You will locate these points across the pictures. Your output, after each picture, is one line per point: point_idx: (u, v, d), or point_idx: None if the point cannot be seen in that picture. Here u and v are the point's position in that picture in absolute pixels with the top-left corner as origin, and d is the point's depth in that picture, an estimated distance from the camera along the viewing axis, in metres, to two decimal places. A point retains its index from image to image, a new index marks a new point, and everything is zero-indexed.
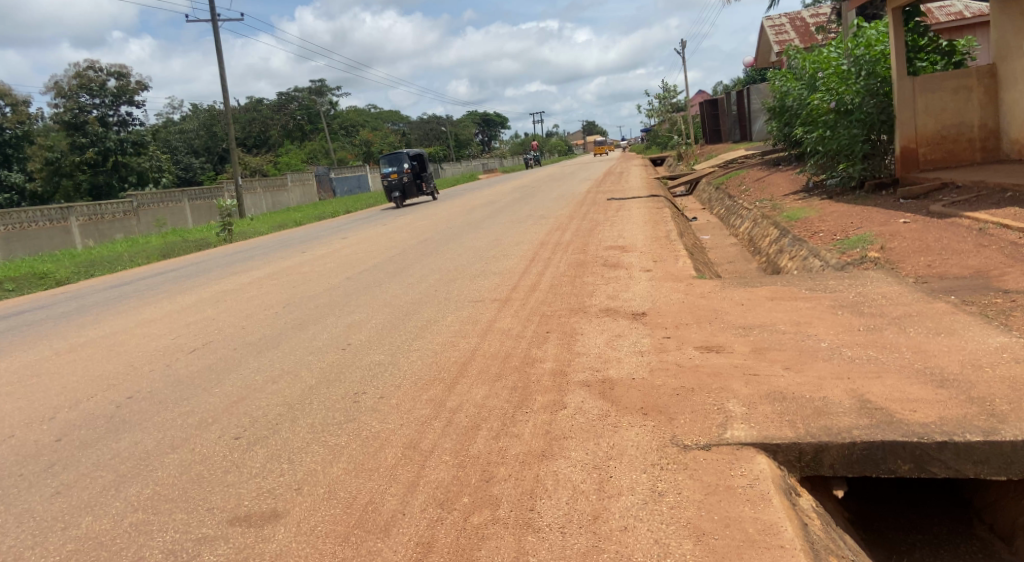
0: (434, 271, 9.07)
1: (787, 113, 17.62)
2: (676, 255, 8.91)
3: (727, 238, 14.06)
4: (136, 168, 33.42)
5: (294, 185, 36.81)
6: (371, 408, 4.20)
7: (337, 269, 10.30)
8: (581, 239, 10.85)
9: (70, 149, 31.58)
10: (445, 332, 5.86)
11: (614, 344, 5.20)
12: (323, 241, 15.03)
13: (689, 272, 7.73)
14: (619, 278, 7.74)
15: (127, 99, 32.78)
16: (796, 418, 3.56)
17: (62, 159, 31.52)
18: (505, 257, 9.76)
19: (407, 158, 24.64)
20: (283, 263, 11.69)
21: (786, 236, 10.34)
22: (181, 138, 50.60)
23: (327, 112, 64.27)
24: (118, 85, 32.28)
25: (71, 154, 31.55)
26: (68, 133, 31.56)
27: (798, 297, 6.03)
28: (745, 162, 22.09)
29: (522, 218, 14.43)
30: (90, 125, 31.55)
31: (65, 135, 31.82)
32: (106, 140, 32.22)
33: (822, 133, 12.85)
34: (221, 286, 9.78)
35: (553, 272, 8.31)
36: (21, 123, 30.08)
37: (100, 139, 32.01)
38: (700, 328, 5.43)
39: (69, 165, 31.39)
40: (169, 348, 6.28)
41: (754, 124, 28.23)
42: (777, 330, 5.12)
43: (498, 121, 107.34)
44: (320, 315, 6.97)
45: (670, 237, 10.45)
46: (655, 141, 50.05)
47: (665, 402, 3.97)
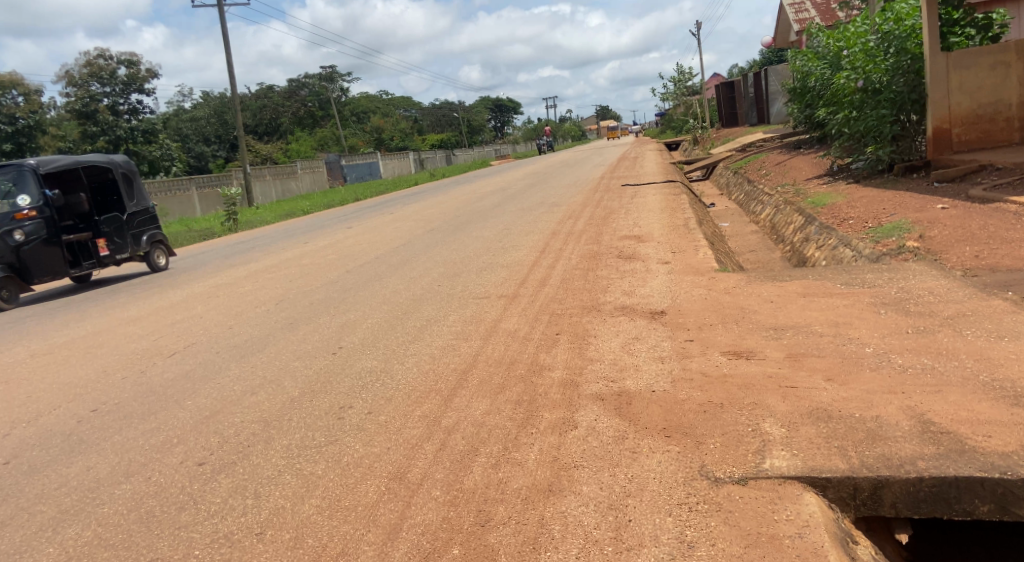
0: (438, 264, 8.58)
1: (810, 94, 16.91)
2: (695, 245, 8.36)
3: (747, 225, 13.48)
4: (147, 156, 33.22)
5: (305, 173, 36.44)
6: (356, 427, 3.71)
7: (338, 261, 9.81)
8: (594, 228, 10.32)
9: (82, 138, 31.59)
10: (444, 335, 5.38)
11: (631, 349, 4.70)
12: (328, 231, 14.57)
13: (710, 264, 7.20)
14: (635, 271, 7.22)
15: (138, 87, 32.48)
16: (847, 443, 3.05)
17: (74, 148, 31.65)
18: (513, 248, 9.24)
19: (37, 180, 9.44)
20: (284, 255, 11.20)
21: (812, 223, 9.75)
22: (193, 126, 50.41)
23: (338, 99, 63.85)
24: (129, 73, 31.97)
25: (83, 143, 31.57)
26: (79, 122, 31.36)
27: (834, 294, 5.48)
28: (764, 146, 21.36)
29: (532, 207, 13.87)
30: (101, 114, 31.28)
31: (77, 124, 31.68)
32: (117, 129, 31.93)
33: (847, 114, 12.30)
34: (216, 280, 9.34)
35: (564, 265, 7.79)
36: (33, 113, 29.01)
37: (111, 128, 31.67)
38: (726, 330, 4.92)
39: (81, 154, 31.45)
40: (148, 351, 5.82)
41: (772, 106, 27.44)
42: (814, 333, 4.60)
43: (511, 106, 106.57)
44: (313, 314, 6.50)
45: (688, 226, 9.89)
46: (670, 125, 49.18)
47: (691, 422, 3.44)
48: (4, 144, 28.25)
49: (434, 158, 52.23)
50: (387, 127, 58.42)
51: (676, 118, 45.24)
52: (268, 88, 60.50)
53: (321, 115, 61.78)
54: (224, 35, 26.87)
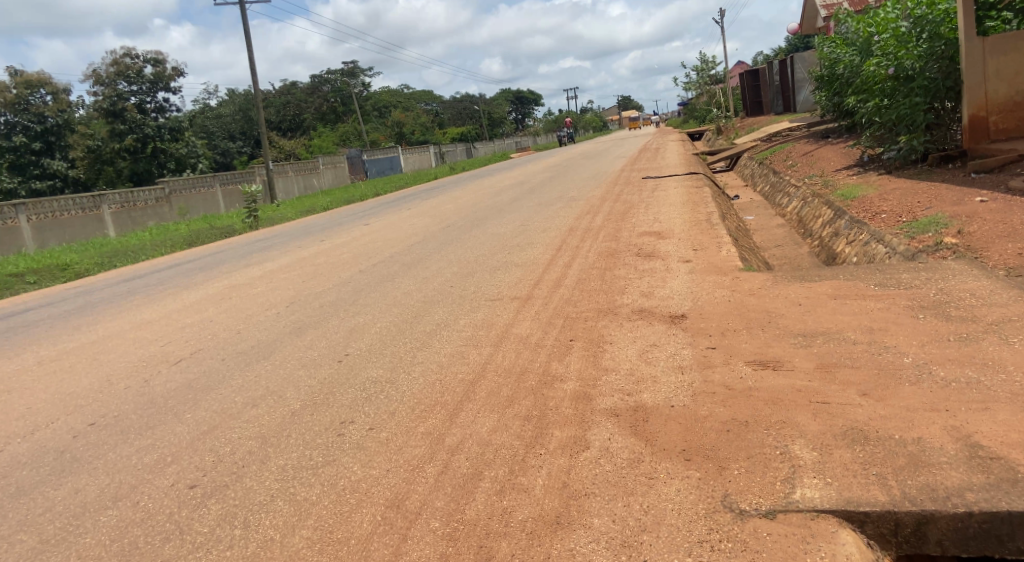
0: (453, 263, 8.37)
1: (840, 81, 16.40)
2: (718, 241, 8.06)
3: (774, 218, 13.10)
4: (174, 154, 33.38)
5: (326, 168, 36.48)
6: (355, 445, 3.50)
7: (353, 260, 9.65)
8: (613, 224, 10.04)
9: (110, 136, 31.71)
10: (454, 341, 5.16)
11: (649, 358, 4.44)
12: (345, 227, 14.44)
13: (734, 262, 6.90)
14: (655, 270, 6.94)
15: (165, 85, 32.62)
16: (886, 471, 2.79)
17: (102, 146, 31.75)
18: (529, 245, 9.00)
19: None
20: (299, 253, 11.06)
21: (843, 216, 9.37)
22: (217, 123, 50.75)
23: (359, 94, 63.93)
24: (155, 72, 32.14)
25: (111, 141, 31.70)
26: (107, 121, 31.57)
27: (867, 297, 5.17)
28: (790, 135, 20.84)
29: (550, 201, 13.61)
30: (128, 112, 31.47)
31: (104, 122, 31.86)
32: (144, 127, 32.14)
33: (878, 102, 11.86)
34: (230, 280, 9.22)
35: (582, 264, 7.54)
36: (61, 112, 29.29)
37: (138, 126, 32.01)
38: (752, 336, 4.65)
39: (109, 152, 31.58)
40: (153, 357, 5.67)
41: (799, 94, 26.81)
42: (848, 341, 4.30)
43: (533, 98, 106.08)
44: (322, 317, 6.32)
45: (711, 221, 9.57)
46: (693, 115, 48.50)
47: (713, 442, 3.19)
48: (33, 142, 28.80)
49: (455, 152, 52.10)
50: (408, 121, 58.31)
51: (700, 108, 44.59)
52: (290, 83, 60.74)
53: (343, 109, 61.95)
54: (244, 31, 26.96)
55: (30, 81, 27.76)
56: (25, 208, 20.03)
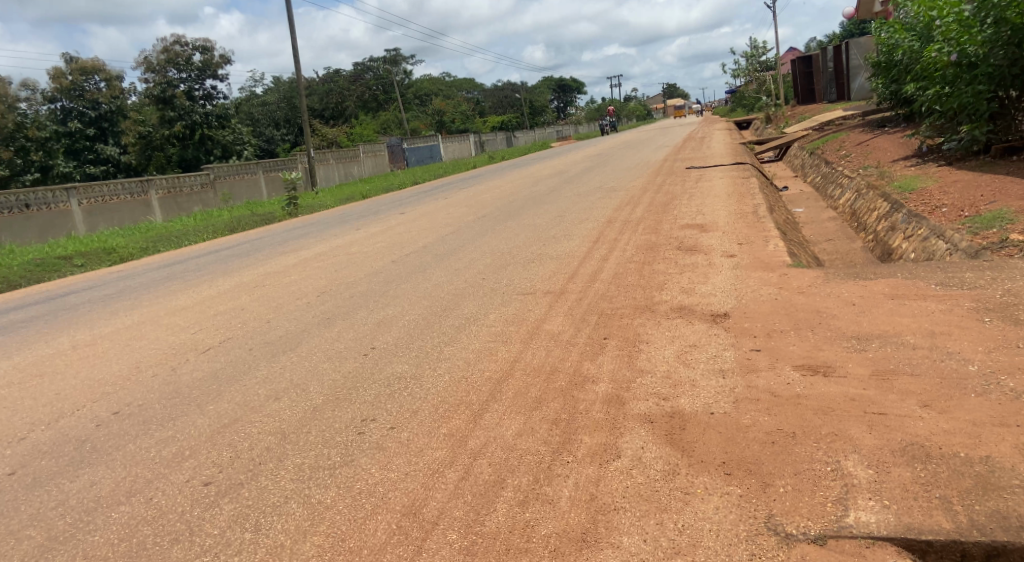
0: (487, 254, 8.20)
1: (897, 68, 15.72)
2: (764, 235, 7.74)
3: (823, 211, 12.63)
4: (221, 141, 33.86)
5: (367, 156, 36.66)
6: (375, 445, 3.35)
7: (387, 249, 9.56)
8: (654, 216, 9.76)
9: (160, 122, 32.29)
10: (485, 337, 4.99)
11: (687, 359, 4.21)
12: (382, 216, 14.39)
13: (781, 258, 6.60)
14: (697, 265, 6.68)
15: (212, 73, 33.05)
16: (951, 493, 2.52)
17: (153, 132, 32.27)
18: (566, 237, 8.78)
19: None
20: (335, 242, 11.02)
21: (899, 210, 8.93)
22: (263, 111, 51.44)
23: (402, 82, 64.14)
24: (203, 60, 32.47)
25: (161, 128, 32.25)
26: (158, 107, 32.12)
27: (926, 297, 4.85)
28: (841, 125, 20.14)
29: (590, 192, 13.34)
30: (178, 99, 31.97)
31: (154, 108, 32.41)
32: (192, 114, 32.62)
33: (938, 90, 11.30)
34: (265, 267, 9.20)
35: (620, 257, 7.31)
36: (114, 98, 30.24)
37: (188, 113, 32.42)
38: (800, 339, 4.38)
39: (159, 138, 32.11)
40: (182, 345, 5.61)
41: (852, 82, 25.93)
42: (907, 346, 4.01)
43: (576, 87, 105.33)
44: (352, 308, 6.21)
45: (757, 214, 9.22)
46: (740, 105, 47.48)
47: (756, 455, 2.96)
48: (87, 128, 29.88)
49: (495, 141, 51.93)
50: (450, 109, 58.37)
51: (747, 96, 43.59)
52: (334, 72, 61.22)
53: (385, 98, 62.25)
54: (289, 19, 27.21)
55: (86, 68, 28.84)
56: (75, 192, 20.45)
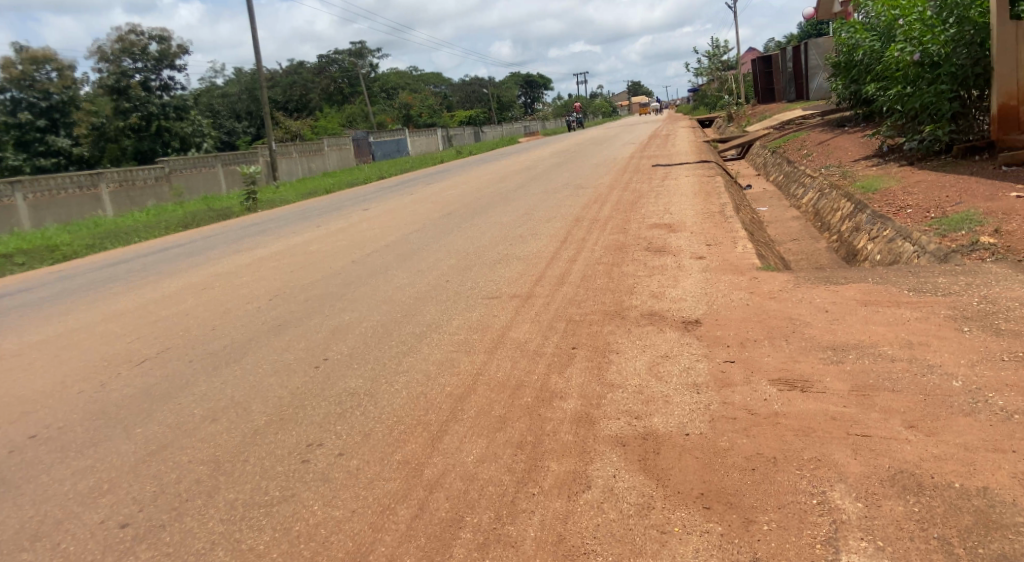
0: (449, 255, 7.88)
1: (859, 67, 15.77)
2: (733, 236, 7.56)
3: (788, 210, 12.56)
4: (179, 133, 32.90)
5: (332, 149, 35.94)
6: (319, 475, 3.02)
7: (346, 248, 9.17)
8: (622, 215, 9.53)
9: (115, 113, 31.02)
10: (444, 346, 4.67)
11: (659, 372, 3.95)
12: (343, 212, 13.95)
13: (751, 260, 6.41)
14: (666, 267, 6.45)
15: (169, 63, 32.13)
16: (950, 534, 2.31)
17: (107, 124, 30.94)
18: (531, 236, 8.49)
19: None
20: (292, 240, 10.58)
21: (864, 210, 8.84)
22: (222, 102, 50.19)
23: (366, 75, 63.25)
24: (160, 49, 31.51)
25: (115, 119, 30.99)
26: (112, 98, 30.95)
27: (901, 305, 4.67)
28: (804, 124, 20.22)
29: (557, 189, 13.09)
30: (133, 90, 31.02)
31: (108, 98, 31.17)
32: (149, 105, 31.73)
33: (902, 89, 11.28)
34: (216, 267, 8.75)
35: (587, 258, 7.05)
36: (68, 89, 28.70)
37: (143, 104, 31.56)
38: (776, 348, 4.16)
39: (114, 130, 30.84)
40: (117, 355, 5.19)
41: (813, 81, 26.13)
42: (886, 358, 3.80)
43: (541, 82, 105.18)
44: (304, 313, 5.84)
45: (725, 213, 9.06)
46: (704, 102, 47.75)
47: (737, 485, 2.72)
48: (38, 119, 28.16)
49: (461, 136, 51.48)
50: (414, 103, 57.69)
51: (711, 94, 43.83)
52: (296, 63, 60.06)
53: (348, 91, 61.31)
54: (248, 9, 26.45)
55: (36, 57, 27.36)
56: (20, 186, 19.59)
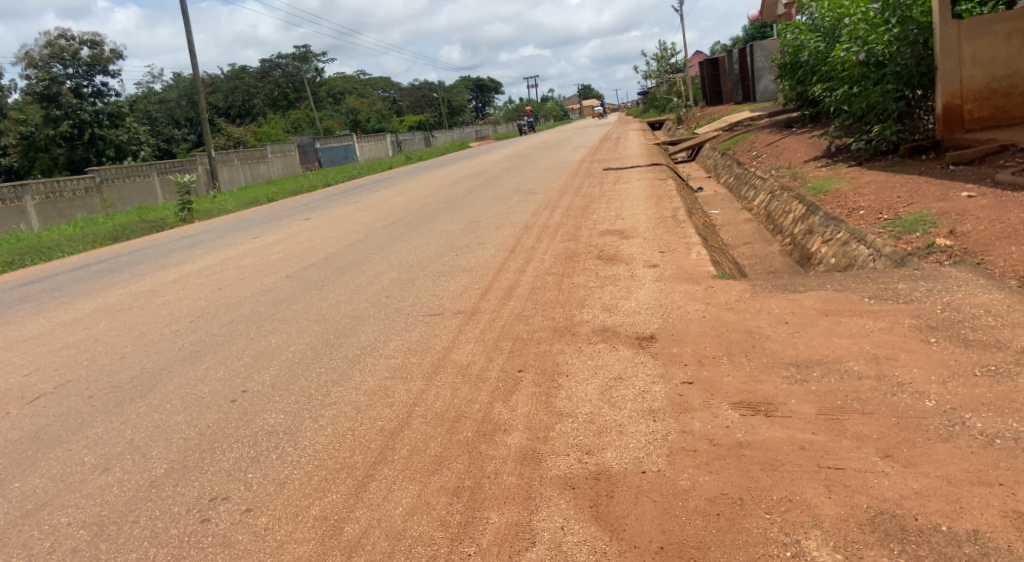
0: (391, 267, 7.46)
1: (804, 69, 15.86)
2: (686, 242, 7.32)
3: (740, 213, 12.45)
4: (115, 141, 31.58)
5: (276, 157, 34.97)
6: (221, 541, 2.61)
7: (283, 261, 8.68)
8: (571, 221, 9.24)
9: (45, 121, 29.86)
10: (378, 373, 4.27)
11: (612, 397, 3.62)
12: (284, 222, 13.38)
13: (705, 268, 6.15)
14: (618, 277, 6.15)
15: (103, 68, 30.49)
16: None
17: (37, 132, 30.09)
18: (478, 246, 8.13)
19: None
20: (226, 253, 10.01)
21: (816, 212, 8.72)
22: (163, 109, 48.63)
23: (312, 80, 62.10)
24: (92, 54, 30.00)
25: (45, 127, 29.91)
26: (41, 105, 29.53)
27: (862, 313, 4.44)
28: (751, 125, 20.34)
29: (506, 195, 12.76)
30: (64, 97, 29.39)
31: (38, 106, 29.78)
32: (81, 112, 30.19)
33: (848, 90, 11.27)
34: (139, 285, 8.16)
35: (536, 268, 6.71)
36: None
37: (74, 111, 30.02)
38: (736, 367, 3.87)
39: (43, 138, 29.88)
40: (8, 392, 4.65)
41: (758, 83, 26.41)
42: (853, 375, 3.54)
43: (492, 87, 105.03)
44: (227, 336, 5.37)
45: (677, 218, 8.84)
46: (653, 105, 48.07)
47: (701, 536, 2.40)
48: None
49: (411, 140, 50.87)
50: (363, 108, 56.85)
51: (659, 96, 44.13)
52: (240, 68, 58.62)
53: (295, 96, 60.12)
54: (184, 14, 25.59)
55: None
56: None
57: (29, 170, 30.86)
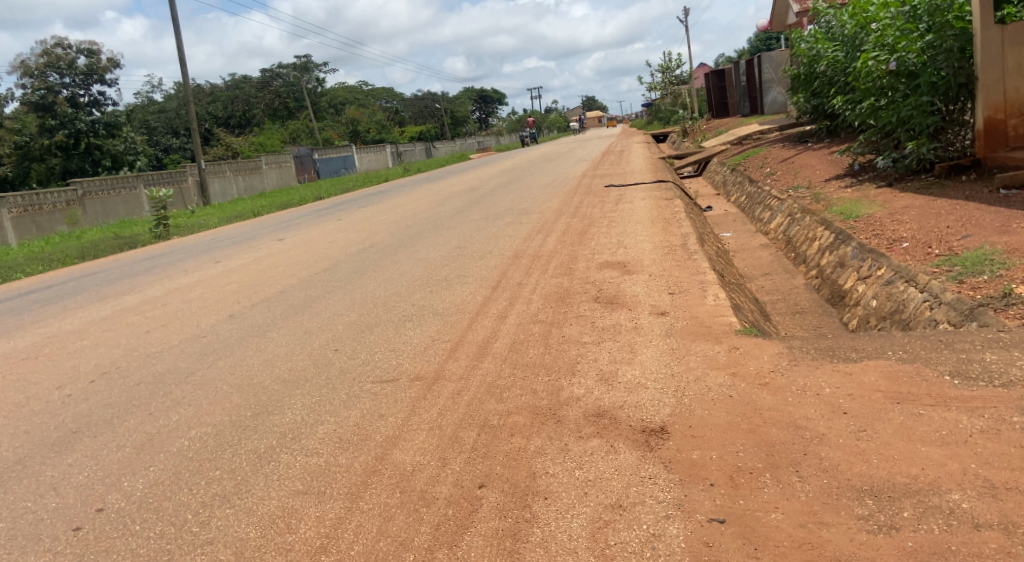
0: (351, 307, 6.33)
1: (821, 80, 14.74)
2: (700, 281, 6.20)
3: (755, 236, 11.34)
4: (111, 151, 30.48)
5: (270, 168, 33.94)
6: None
7: (234, 294, 7.54)
8: (568, 249, 8.13)
9: (40, 131, 29.01)
10: (288, 482, 3.14)
11: (610, 547, 2.48)
12: (255, 242, 12.28)
13: (727, 319, 5.03)
14: (620, 329, 5.04)
15: (100, 78, 29.65)
16: None
17: (32, 142, 29.31)
18: (457, 280, 7.00)
19: None
20: (179, 281, 8.91)
21: (848, 242, 7.58)
22: (160, 119, 47.84)
23: (313, 90, 61.23)
24: (88, 63, 29.04)
25: (41, 137, 29.05)
26: (36, 115, 28.59)
27: (948, 404, 3.29)
28: (761, 139, 19.29)
29: (499, 214, 11.66)
30: (59, 106, 28.48)
31: (33, 116, 28.98)
32: (77, 122, 29.16)
33: (874, 103, 10.15)
34: (65, 323, 7.07)
35: (522, 314, 5.61)
36: None
37: (70, 121, 28.98)
38: (785, 490, 2.74)
39: (38, 148, 29.07)
40: None
41: (765, 96, 25.37)
42: (965, 522, 2.42)
43: (494, 98, 104.40)
44: (120, 409, 4.24)
45: (688, 248, 7.73)
46: (656, 117, 47.18)
47: None
48: None
49: (412, 151, 49.96)
50: (363, 119, 55.94)
51: (663, 108, 43.16)
52: (240, 77, 57.88)
53: (295, 106, 59.29)
54: (173, 20, 24.76)
55: None
56: None
57: (23, 181, 29.91)
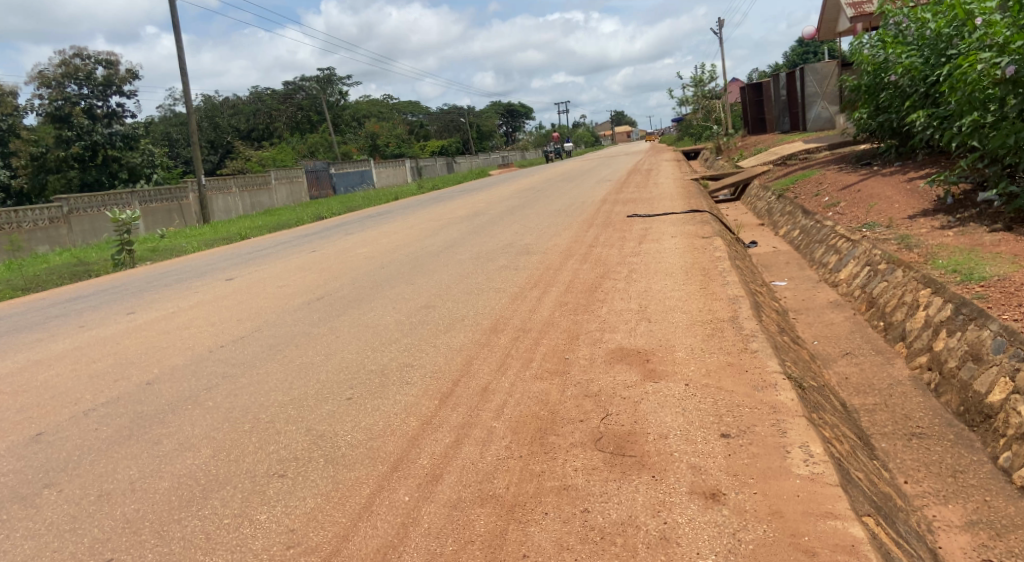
0: (214, 431, 4.03)
1: (889, 92, 12.05)
2: (771, 406, 3.77)
3: (818, 287, 8.87)
4: (128, 164, 28.71)
5: (280, 183, 32.01)
6: None
7: (90, 382, 5.29)
8: (568, 321, 5.75)
9: (56, 142, 27.11)
10: None
11: None
12: (199, 281, 10.11)
13: (838, 533, 2.61)
14: (637, 542, 2.64)
15: (118, 89, 27.92)
16: None
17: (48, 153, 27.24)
18: (395, 378, 4.66)
19: None
20: (52, 347, 6.71)
21: (982, 324, 5.07)
22: (180, 130, 46.36)
23: (336, 103, 59.48)
24: (106, 74, 27.35)
25: (56, 148, 27.09)
26: (54, 126, 26.87)
27: None
28: (810, 160, 16.74)
29: (493, 253, 9.33)
30: (75, 117, 26.74)
31: (50, 126, 27.25)
32: (93, 133, 27.46)
33: (978, 119, 7.54)
34: None
35: (466, 479, 3.22)
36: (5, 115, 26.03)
37: (87, 133, 27.29)
38: None
39: (54, 160, 26.98)
40: None
41: (808, 111, 22.73)
42: None
43: (520, 113, 102.45)
44: None
45: (742, 324, 5.30)
46: (687, 132, 44.60)
47: None
48: None
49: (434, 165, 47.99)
50: (385, 131, 53.94)
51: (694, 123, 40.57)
52: (263, 88, 56.40)
53: (317, 118, 57.89)
54: (174, 26, 22.82)
55: None
56: None
57: (39, 194, 27.85)
